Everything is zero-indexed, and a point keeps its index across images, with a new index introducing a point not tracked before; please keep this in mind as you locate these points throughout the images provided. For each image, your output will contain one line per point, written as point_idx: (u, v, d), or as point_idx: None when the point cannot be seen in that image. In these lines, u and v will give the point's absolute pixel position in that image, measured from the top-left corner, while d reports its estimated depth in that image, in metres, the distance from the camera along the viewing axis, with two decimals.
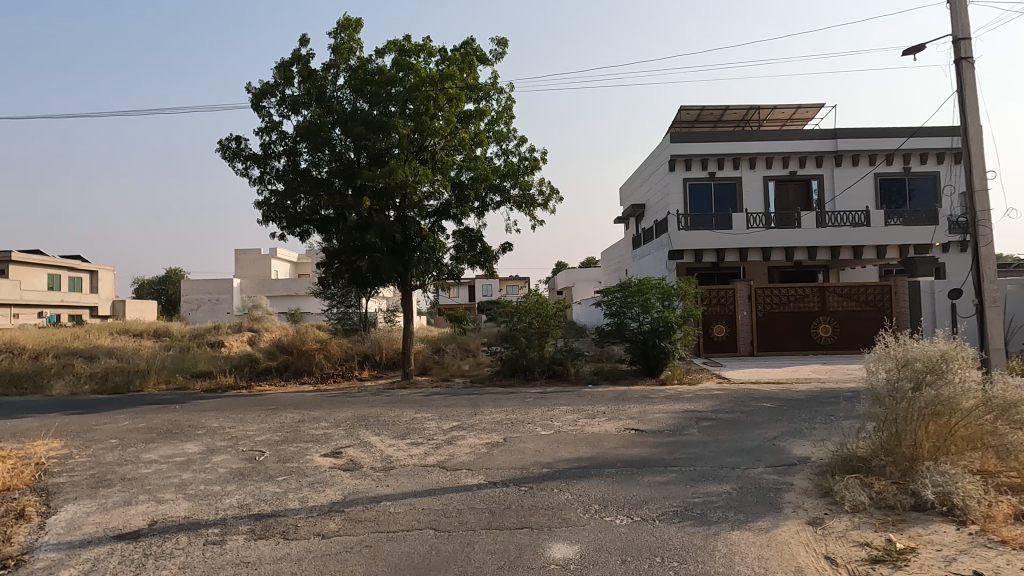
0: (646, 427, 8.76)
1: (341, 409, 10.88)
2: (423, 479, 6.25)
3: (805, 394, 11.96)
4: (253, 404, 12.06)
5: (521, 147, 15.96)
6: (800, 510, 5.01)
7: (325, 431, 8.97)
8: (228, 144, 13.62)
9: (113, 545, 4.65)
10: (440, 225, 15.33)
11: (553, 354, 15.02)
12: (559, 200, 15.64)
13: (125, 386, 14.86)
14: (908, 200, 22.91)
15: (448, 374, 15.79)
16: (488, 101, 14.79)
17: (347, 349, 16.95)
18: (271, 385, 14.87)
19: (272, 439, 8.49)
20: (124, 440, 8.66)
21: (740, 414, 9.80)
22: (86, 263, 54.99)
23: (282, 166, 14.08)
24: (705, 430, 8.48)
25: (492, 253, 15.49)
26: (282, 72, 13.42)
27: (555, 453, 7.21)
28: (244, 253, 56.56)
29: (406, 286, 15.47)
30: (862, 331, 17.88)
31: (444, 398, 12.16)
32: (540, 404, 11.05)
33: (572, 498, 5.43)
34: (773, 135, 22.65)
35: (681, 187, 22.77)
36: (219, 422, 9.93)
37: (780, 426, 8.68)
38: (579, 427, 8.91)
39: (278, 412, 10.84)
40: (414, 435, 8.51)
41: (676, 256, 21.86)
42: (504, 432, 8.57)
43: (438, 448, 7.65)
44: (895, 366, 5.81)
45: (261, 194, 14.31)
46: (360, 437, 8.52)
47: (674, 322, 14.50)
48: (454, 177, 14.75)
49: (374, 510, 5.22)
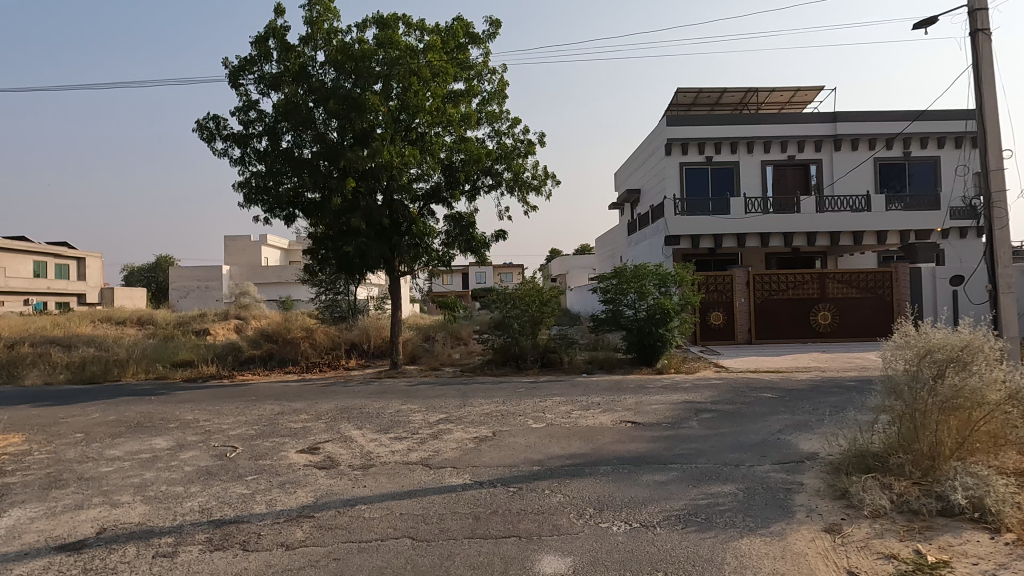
0: (643, 420, 8.33)
1: (324, 401, 10.40)
2: (405, 479, 5.77)
3: (806, 384, 11.56)
4: (233, 394, 11.56)
5: (514, 129, 15.45)
6: (814, 515, 4.56)
7: (305, 424, 8.49)
8: (205, 124, 13.00)
9: (51, 558, 4.16)
10: (430, 209, 14.80)
11: (547, 342, 14.55)
12: (554, 184, 15.07)
13: (102, 375, 14.53)
14: (907, 185, 22.48)
15: (439, 363, 15.31)
16: (479, 81, 14.17)
17: (334, 337, 16.43)
18: (254, 374, 14.43)
19: (247, 433, 8.00)
20: (90, 434, 8.17)
21: (740, 405, 9.39)
22: (74, 250, 54.52)
23: (263, 147, 13.48)
24: (706, 423, 8.06)
25: (483, 240, 14.92)
26: (259, 46, 12.75)
27: (546, 449, 6.76)
28: (234, 240, 55.84)
29: (396, 272, 14.99)
30: (863, 317, 17.47)
31: (432, 388, 11.70)
32: (531, 395, 10.61)
33: (565, 501, 4.97)
34: (772, 118, 22.12)
35: (677, 171, 22.26)
36: (194, 414, 9.44)
37: (784, 418, 8.25)
38: (572, 419, 8.45)
39: (258, 403, 10.36)
40: (398, 428, 8.04)
41: (673, 242, 21.40)
42: (494, 425, 8.12)
43: (423, 443, 7.19)
44: (915, 356, 5.45)
45: (244, 175, 13.71)
46: (341, 430, 8.04)
47: (671, 309, 14.03)
48: (444, 159, 14.21)
49: (347, 516, 4.75)
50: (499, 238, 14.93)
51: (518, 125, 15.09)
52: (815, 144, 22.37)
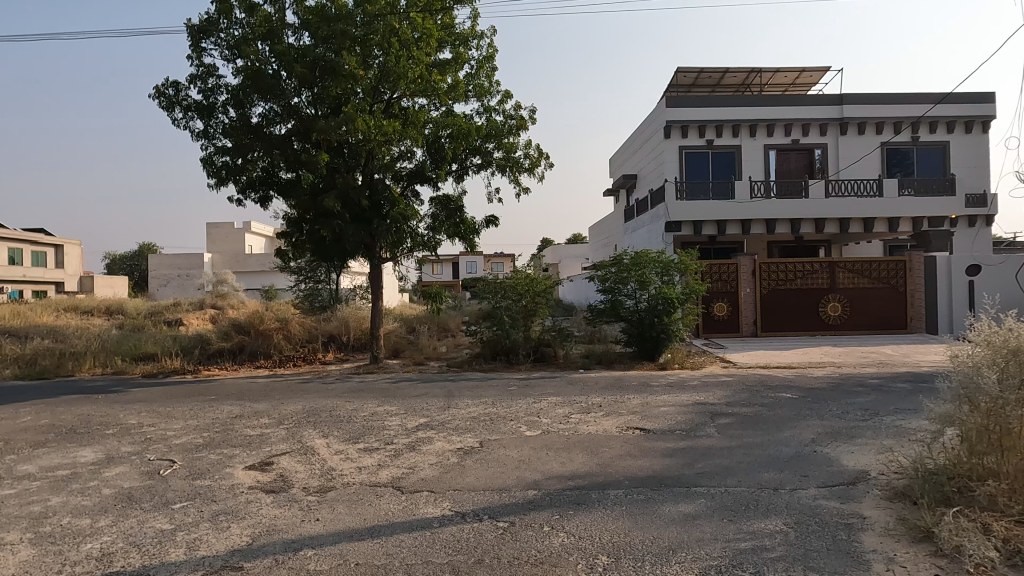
0: (652, 426, 7.24)
1: (291, 401, 9.24)
2: (370, 508, 4.66)
3: (825, 382, 10.56)
4: (192, 393, 10.37)
5: (505, 104, 14.25)
6: (898, 568, 3.50)
7: (263, 431, 7.34)
8: (163, 91, 11.72)
9: None
10: (414, 190, 13.63)
11: (540, 335, 13.45)
12: (548, 164, 13.87)
13: (53, 370, 13.27)
14: (915, 171, 21.49)
15: (423, 356, 14.21)
16: (466, 48, 12.93)
17: (310, 329, 15.26)
18: (221, 370, 13.24)
19: (192, 443, 6.83)
20: (8, 444, 6.98)
21: (760, 407, 8.35)
22: (52, 238, 52.84)
23: (230, 119, 12.23)
24: (725, 430, 6.99)
25: (472, 225, 13.74)
26: (222, 4, 11.48)
27: (543, 465, 5.68)
28: (217, 227, 54.20)
29: (376, 259, 13.80)
30: (874, 309, 16.53)
31: (414, 386, 10.58)
32: (524, 394, 9.52)
33: (570, 546, 3.90)
34: (777, 99, 21.01)
35: (677, 154, 21.20)
36: (139, 418, 8.24)
37: (814, 425, 7.23)
38: (572, 426, 7.36)
39: (217, 404, 9.20)
40: (371, 436, 6.92)
41: (674, 228, 20.27)
42: (481, 433, 7.02)
43: (397, 457, 6.09)
44: (1000, 359, 4.33)
45: (208, 150, 12.42)
46: (303, 439, 6.90)
47: (674, 299, 12.95)
48: (429, 135, 13.01)
49: (285, 569, 3.63)
50: (489, 224, 13.77)
51: (509, 100, 13.91)
52: (820, 127, 21.33)
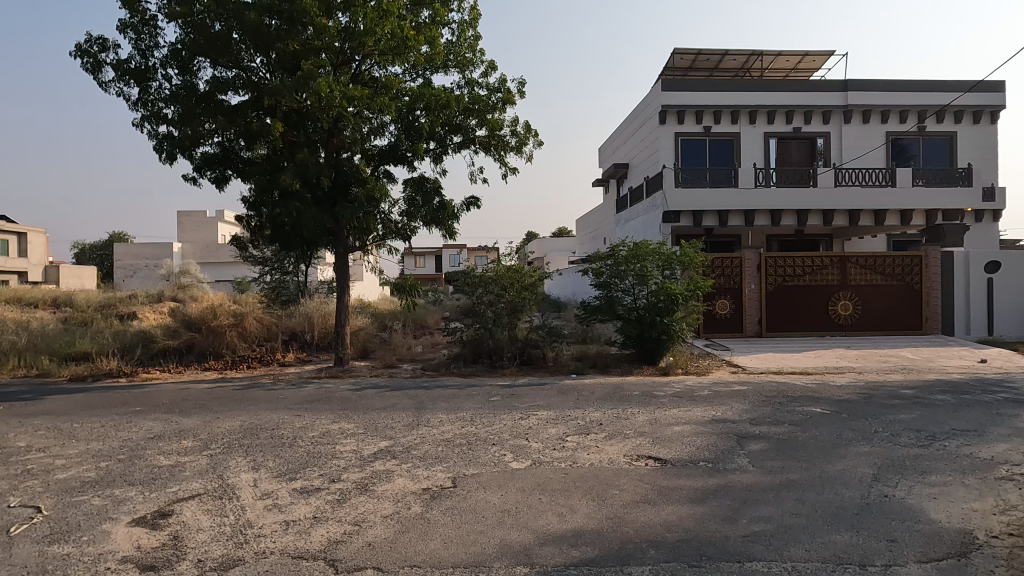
0: (668, 455, 5.82)
1: (228, 416, 7.67)
2: None
3: (853, 392, 9.21)
4: (115, 403, 8.71)
5: (489, 78, 12.73)
6: None
7: (179, 459, 5.79)
8: (88, 48, 10.01)
9: None
10: (386, 170, 12.08)
11: (528, 334, 11.97)
12: (537, 144, 12.36)
13: None
14: (921, 161, 20.34)
15: (396, 358, 12.69)
16: (446, 7, 11.37)
17: (269, 325, 13.69)
18: (162, 372, 11.60)
19: (78, 479, 5.25)
20: None
21: (791, 427, 6.94)
22: (14, 226, 50.40)
23: (169, 83, 10.57)
24: (762, 462, 5.58)
25: (452, 210, 12.17)
26: None
27: (536, 520, 4.22)
28: (189, 216, 52.15)
29: (342, 248, 12.20)
30: (888, 308, 15.29)
31: (379, 394, 9.10)
32: (507, 408, 8.03)
33: None
34: (778, 84, 19.72)
35: (673, 142, 19.86)
36: (30, 439, 6.61)
37: (868, 454, 5.84)
38: (568, 453, 5.90)
39: (136, 419, 7.58)
40: (313, 470, 5.39)
41: (671, 219, 18.89)
42: (456, 464, 5.55)
43: (341, 503, 4.59)
44: None
45: (144, 120, 10.70)
46: (225, 473, 5.36)
47: (677, 296, 11.59)
48: (402, 107, 11.42)
49: None
50: (470, 207, 12.24)
51: (494, 72, 12.40)
52: (823, 115, 20.09)
